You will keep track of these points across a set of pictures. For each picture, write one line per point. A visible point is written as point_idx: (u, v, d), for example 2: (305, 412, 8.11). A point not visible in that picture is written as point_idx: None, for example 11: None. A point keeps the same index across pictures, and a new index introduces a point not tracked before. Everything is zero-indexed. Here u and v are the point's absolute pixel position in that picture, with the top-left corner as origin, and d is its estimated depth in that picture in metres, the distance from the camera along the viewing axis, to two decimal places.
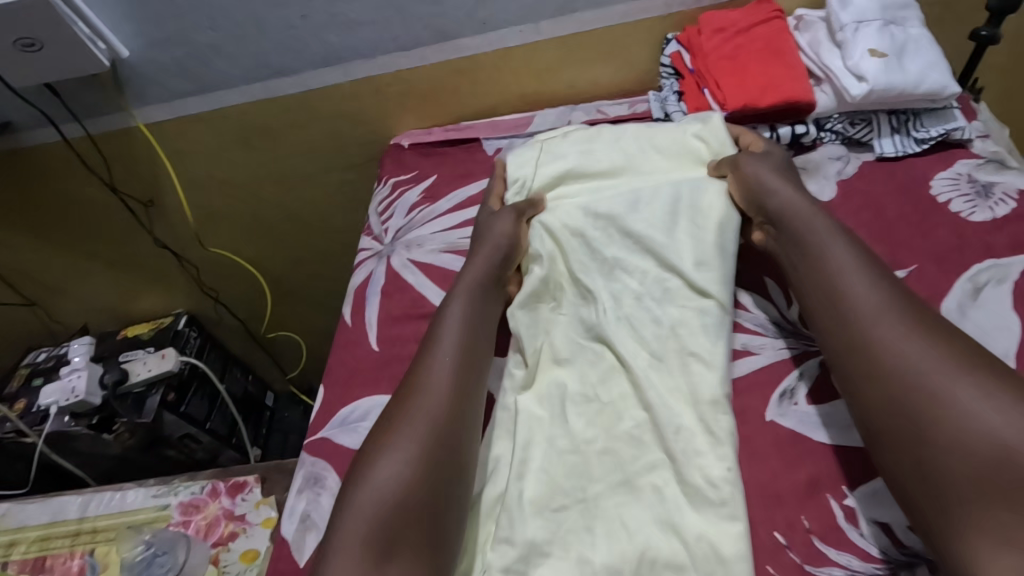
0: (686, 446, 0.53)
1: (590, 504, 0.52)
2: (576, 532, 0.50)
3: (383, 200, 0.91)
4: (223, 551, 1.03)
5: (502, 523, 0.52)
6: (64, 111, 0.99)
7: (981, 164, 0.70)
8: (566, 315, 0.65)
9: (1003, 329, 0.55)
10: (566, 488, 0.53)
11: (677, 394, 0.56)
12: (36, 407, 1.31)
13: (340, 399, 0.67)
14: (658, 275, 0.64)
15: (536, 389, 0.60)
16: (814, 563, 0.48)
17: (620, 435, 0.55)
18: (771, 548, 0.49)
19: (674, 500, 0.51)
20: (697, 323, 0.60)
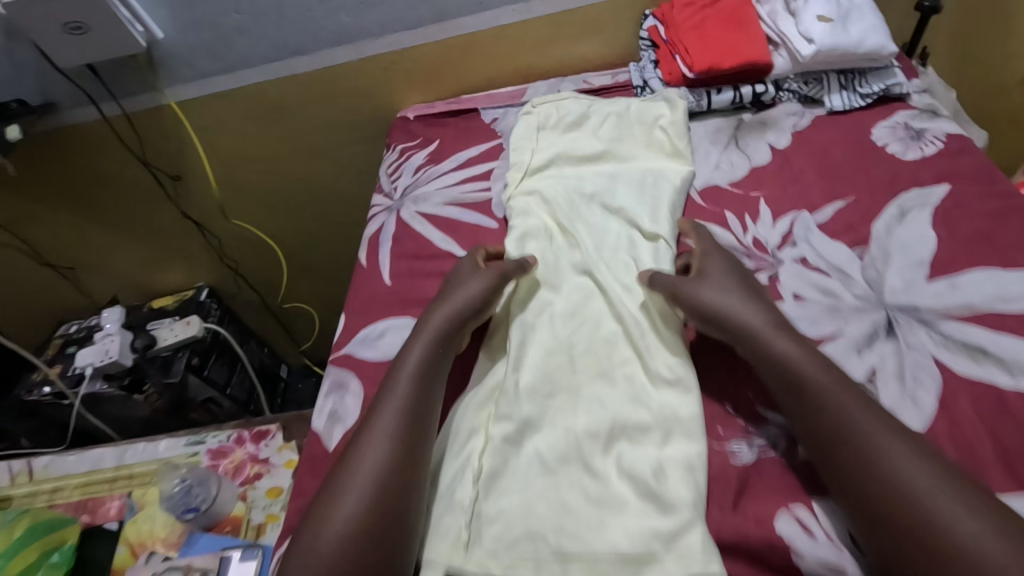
0: (648, 344, 0.64)
1: (576, 390, 0.62)
2: (563, 409, 0.60)
3: (392, 164, 1.01)
4: (250, 489, 1.14)
5: (502, 404, 0.61)
6: (102, 91, 1.10)
7: (916, 114, 0.80)
8: (555, 251, 0.75)
9: (923, 241, 0.65)
10: (555, 378, 0.63)
11: (641, 309, 0.68)
12: (73, 371, 1.41)
13: (359, 324, 0.77)
14: (625, 230, 0.77)
15: (529, 303, 0.70)
16: (756, 423, 0.58)
17: (600, 338, 0.66)
18: (722, 414, 0.59)
19: (642, 383, 0.61)
20: (651, 259, 0.73)
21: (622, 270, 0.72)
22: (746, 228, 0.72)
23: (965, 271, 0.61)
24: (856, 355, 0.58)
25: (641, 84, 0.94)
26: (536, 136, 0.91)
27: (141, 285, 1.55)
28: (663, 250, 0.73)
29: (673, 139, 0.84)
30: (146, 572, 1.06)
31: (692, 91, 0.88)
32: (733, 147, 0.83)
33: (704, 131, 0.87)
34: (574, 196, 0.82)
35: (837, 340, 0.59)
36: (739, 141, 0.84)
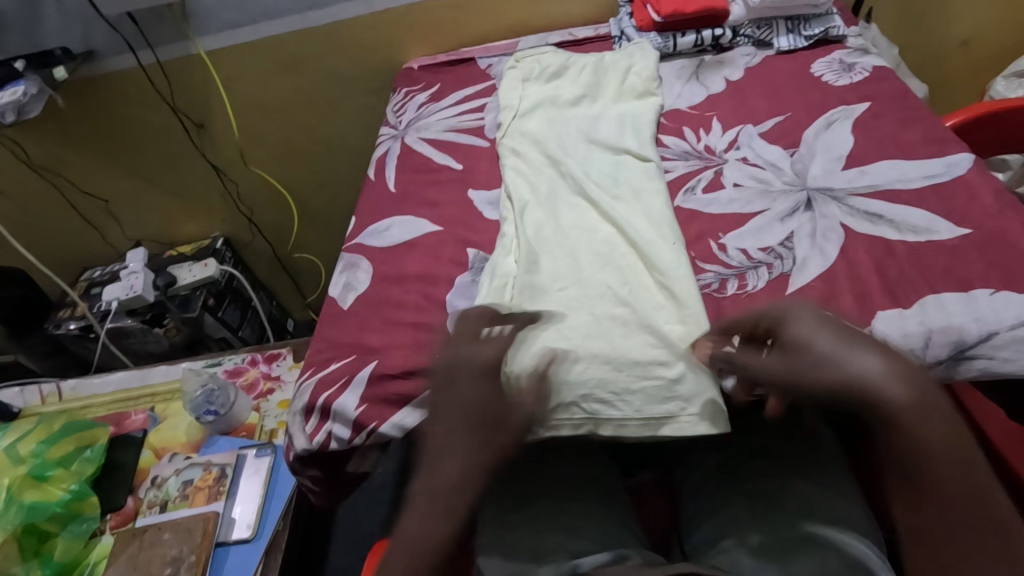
0: (647, 240, 0.70)
1: (585, 280, 0.68)
2: (577, 296, 0.67)
3: (398, 103, 1.14)
4: (264, 402, 1.26)
5: (517, 298, 0.67)
6: (141, 39, 1.23)
7: (850, 52, 0.93)
8: (551, 173, 0.82)
9: (842, 142, 0.78)
10: (563, 275, 0.69)
11: (637, 215, 0.73)
12: (99, 305, 1.53)
13: (368, 222, 0.89)
14: (613, 156, 0.83)
15: (526, 214, 0.77)
16: (704, 262, 0.68)
17: (598, 241, 0.72)
18: (707, 252, 0.69)
19: (634, 270, 0.68)
20: (644, 175, 0.79)
21: (608, 186, 0.78)
22: (698, 139, 0.85)
23: (872, 162, 0.74)
24: (780, 222, 0.70)
25: (619, 33, 1.07)
26: (521, 86, 0.98)
27: (160, 233, 1.66)
28: (653, 168, 0.79)
29: (644, 81, 0.94)
30: (169, 468, 1.17)
31: (661, 34, 1.01)
32: (694, 80, 0.96)
33: (671, 68, 0.99)
34: (560, 131, 0.89)
35: (764, 214, 0.72)
36: (699, 76, 0.96)
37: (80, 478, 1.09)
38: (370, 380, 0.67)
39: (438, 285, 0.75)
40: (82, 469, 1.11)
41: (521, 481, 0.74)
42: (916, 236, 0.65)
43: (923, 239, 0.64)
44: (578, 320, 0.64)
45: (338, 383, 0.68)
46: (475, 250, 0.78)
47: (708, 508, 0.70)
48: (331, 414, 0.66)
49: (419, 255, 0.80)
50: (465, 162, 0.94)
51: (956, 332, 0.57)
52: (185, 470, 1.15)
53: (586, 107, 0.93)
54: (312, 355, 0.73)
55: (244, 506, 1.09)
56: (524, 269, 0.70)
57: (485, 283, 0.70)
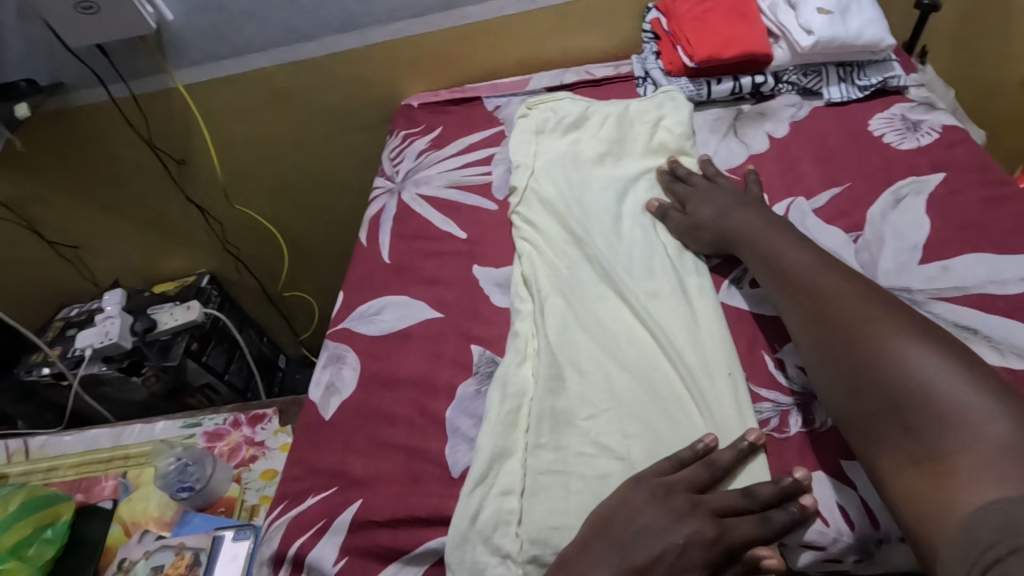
0: (694, 361, 0.58)
1: (618, 409, 0.56)
2: (608, 431, 0.55)
3: (395, 148, 1.02)
4: (245, 471, 1.15)
5: (536, 430, 0.56)
6: (112, 71, 1.11)
7: (913, 107, 0.81)
8: (573, 256, 0.71)
9: (916, 226, 0.66)
10: (592, 399, 0.57)
11: (679, 322, 0.62)
12: (73, 351, 1.42)
13: (357, 300, 0.78)
14: (647, 239, 0.71)
15: (543, 310, 0.66)
16: (760, 385, 0.57)
17: (632, 355, 0.60)
18: (765, 374, 0.58)
19: (681, 400, 0.56)
20: (683, 268, 0.67)
21: (642, 279, 0.67)
22: None
23: (957, 255, 0.62)
24: None
25: (644, 75, 0.95)
26: (534, 140, 0.86)
27: (142, 270, 1.55)
28: (695, 260, 0.68)
29: (678, 139, 0.82)
30: (139, 550, 1.05)
31: (693, 81, 0.89)
32: (732, 137, 0.84)
33: (704, 120, 0.87)
34: (582, 199, 0.77)
35: None
36: (738, 130, 0.84)
37: (35, 567, 0.98)
38: (352, 527, 0.55)
39: (436, 396, 0.63)
40: (39, 554, 1.00)
41: None
42: (1023, 361, 0.53)
43: None
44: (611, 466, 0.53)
45: (313, 527, 0.56)
46: (481, 348, 0.67)
47: None
48: (304, 569, 0.55)
49: (415, 351, 0.68)
50: (469, 229, 0.82)
51: None
52: (155, 554, 1.04)
53: (611, 168, 0.82)
54: (285, 484, 0.61)
55: None
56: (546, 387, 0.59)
57: (495, 403, 0.59)
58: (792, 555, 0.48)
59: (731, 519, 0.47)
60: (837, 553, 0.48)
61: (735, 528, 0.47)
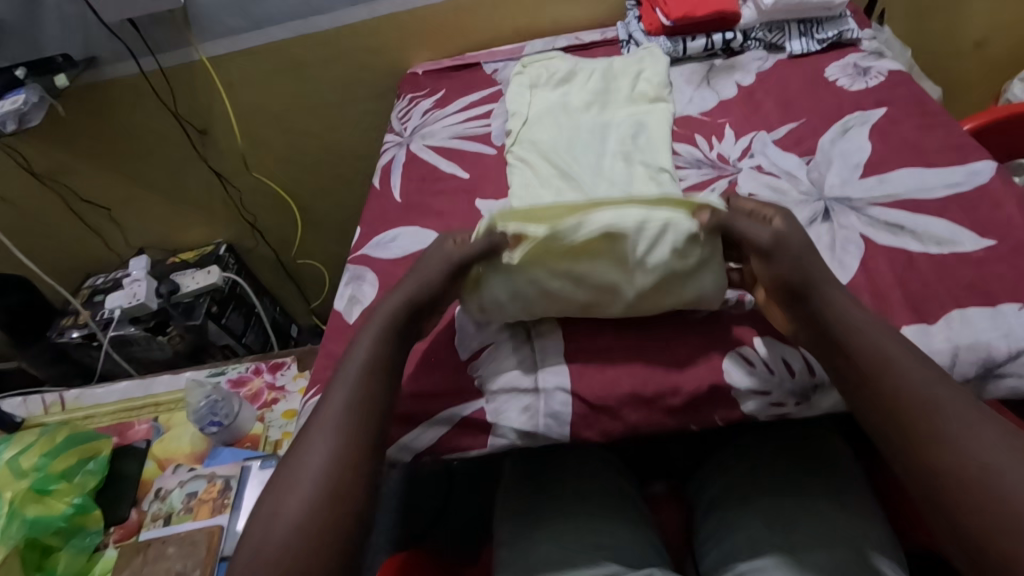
0: None
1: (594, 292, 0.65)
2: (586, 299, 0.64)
3: (402, 109, 1.12)
4: (268, 412, 1.25)
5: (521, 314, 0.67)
6: (142, 45, 1.22)
7: (865, 55, 0.91)
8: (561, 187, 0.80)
9: (859, 149, 0.76)
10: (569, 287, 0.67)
11: None
12: (102, 313, 1.53)
13: (373, 232, 0.88)
14: (626, 169, 0.81)
15: None
16: None
17: None
18: None
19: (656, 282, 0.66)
20: (657, 188, 0.77)
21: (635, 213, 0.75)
22: (711, 147, 0.83)
23: (893, 170, 0.72)
24: None
25: (627, 37, 1.05)
26: (529, 93, 0.97)
27: (163, 239, 1.66)
28: (669, 181, 0.77)
29: (655, 87, 0.92)
30: (173, 480, 1.15)
31: (670, 39, 0.99)
32: (705, 86, 0.94)
33: (681, 73, 0.97)
34: (570, 140, 0.87)
35: None
36: (710, 80, 0.94)
37: (82, 491, 1.08)
38: None
39: None
40: (84, 482, 1.10)
41: (537, 496, 0.72)
42: (940, 247, 0.63)
43: (946, 251, 0.62)
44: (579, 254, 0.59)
45: None
46: None
47: (727, 523, 0.68)
48: None
49: None
50: (471, 170, 0.92)
51: (984, 350, 0.56)
52: (190, 482, 1.13)
53: (597, 114, 0.91)
54: (317, 373, 0.72)
55: (249, 519, 1.08)
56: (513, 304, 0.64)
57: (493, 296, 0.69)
58: (744, 402, 0.58)
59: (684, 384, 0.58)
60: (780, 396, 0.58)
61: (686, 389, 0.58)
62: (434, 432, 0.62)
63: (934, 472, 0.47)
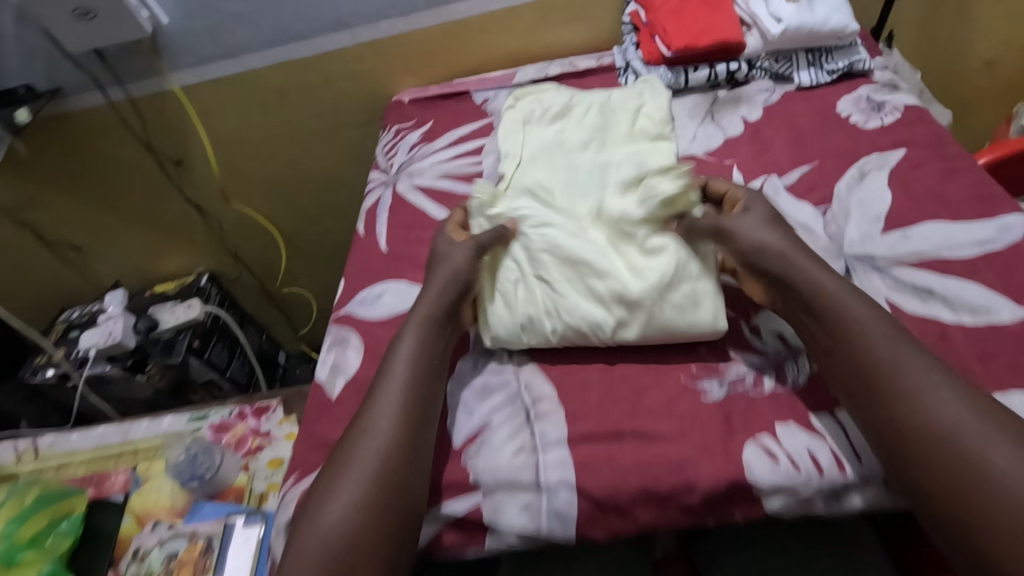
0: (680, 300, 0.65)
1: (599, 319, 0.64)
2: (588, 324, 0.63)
3: (388, 143, 1.06)
4: (253, 460, 1.18)
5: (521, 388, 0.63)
6: (109, 75, 1.14)
7: (878, 88, 0.86)
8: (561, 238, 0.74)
9: (879, 199, 0.70)
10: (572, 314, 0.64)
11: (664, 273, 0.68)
12: (77, 351, 1.45)
13: (358, 286, 0.82)
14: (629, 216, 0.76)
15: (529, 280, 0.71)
16: (742, 348, 0.61)
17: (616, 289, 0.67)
18: (741, 339, 0.62)
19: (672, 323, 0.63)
20: None
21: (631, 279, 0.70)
22: None
23: (916, 223, 0.67)
24: None
25: (624, 65, 1.00)
26: (522, 131, 0.90)
27: (140, 269, 1.58)
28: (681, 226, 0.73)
29: (657, 124, 0.86)
30: (151, 539, 1.09)
31: (671, 69, 0.93)
32: (709, 121, 0.88)
33: (683, 106, 0.92)
34: (568, 183, 0.80)
35: None
36: (714, 115, 0.89)
37: (54, 556, 1.02)
38: None
39: None
40: (56, 544, 1.04)
41: None
42: (973, 317, 0.58)
43: (980, 322, 0.57)
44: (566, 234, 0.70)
45: None
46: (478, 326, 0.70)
47: None
48: None
49: None
50: None
51: None
52: (170, 542, 1.07)
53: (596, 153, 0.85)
54: (297, 457, 0.66)
55: None
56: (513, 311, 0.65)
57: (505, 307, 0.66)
58: (766, 500, 0.53)
59: (699, 481, 0.53)
60: (807, 494, 0.52)
61: (703, 487, 0.53)
62: (426, 531, 0.57)
63: (925, 456, 0.47)
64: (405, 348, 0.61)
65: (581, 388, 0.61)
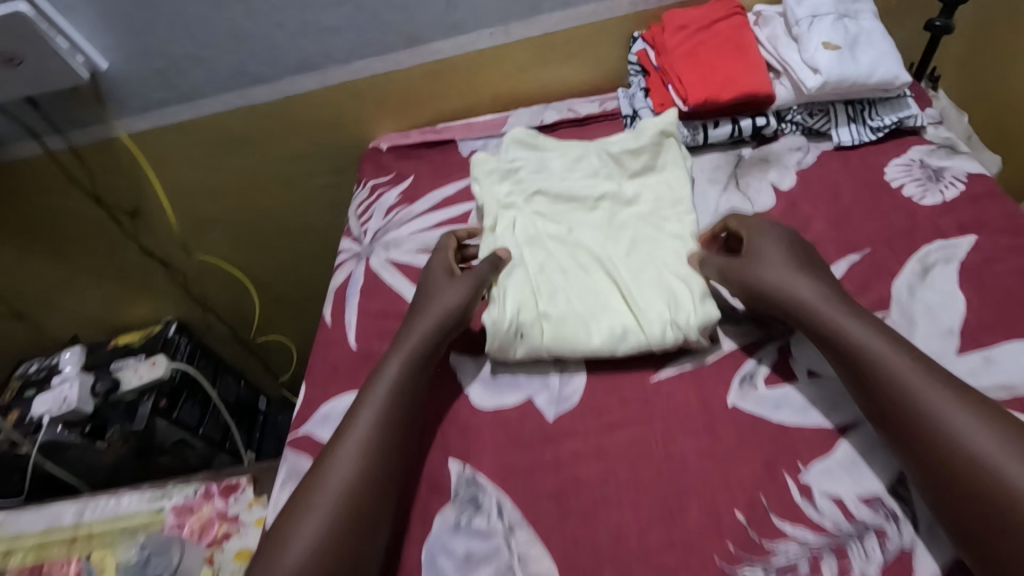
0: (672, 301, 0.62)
1: (590, 315, 0.63)
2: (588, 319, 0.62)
3: (362, 202, 0.93)
4: (218, 551, 1.06)
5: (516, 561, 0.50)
6: (46, 124, 1.01)
7: (933, 149, 0.73)
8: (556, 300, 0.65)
9: (948, 306, 0.58)
10: (568, 307, 0.63)
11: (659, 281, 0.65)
12: (29, 417, 1.30)
13: (321, 395, 0.69)
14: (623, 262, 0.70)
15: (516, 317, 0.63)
16: (792, 517, 0.48)
17: (610, 291, 0.65)
18: (789, 504, 0.49)
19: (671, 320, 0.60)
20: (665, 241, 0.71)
21: (652, 383, 0.59)
22: None
23: (999, 342, 0.54)
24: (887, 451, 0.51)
25: (632, 114, 0.87)
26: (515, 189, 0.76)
27: (101, 319, 1.45)
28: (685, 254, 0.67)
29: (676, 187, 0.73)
30: None
31: (687, 124, 0.80)
32: (733, 188, 0.76)
33: (702, 168, 0.79)
34: (566, 263, 0.68)
35: (859, 432, 0.52)
36: (739, 181, 0.76)
37: None
38: None
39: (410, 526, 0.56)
40: None
41: None
42: None
43: None
44: (559, 168, 0.76)
45: None
46: (460, 464, 0.57)
47: None
48: None
49: None
50: None
51: None
52: None
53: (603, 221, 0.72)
54: None
55: None
56: (506, 266, 0.67)
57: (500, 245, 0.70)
58: None
59: None
60: None
61: None
62: None
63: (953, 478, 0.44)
64: (400, 359, 0.60)
65: (588, 569, 0.49)
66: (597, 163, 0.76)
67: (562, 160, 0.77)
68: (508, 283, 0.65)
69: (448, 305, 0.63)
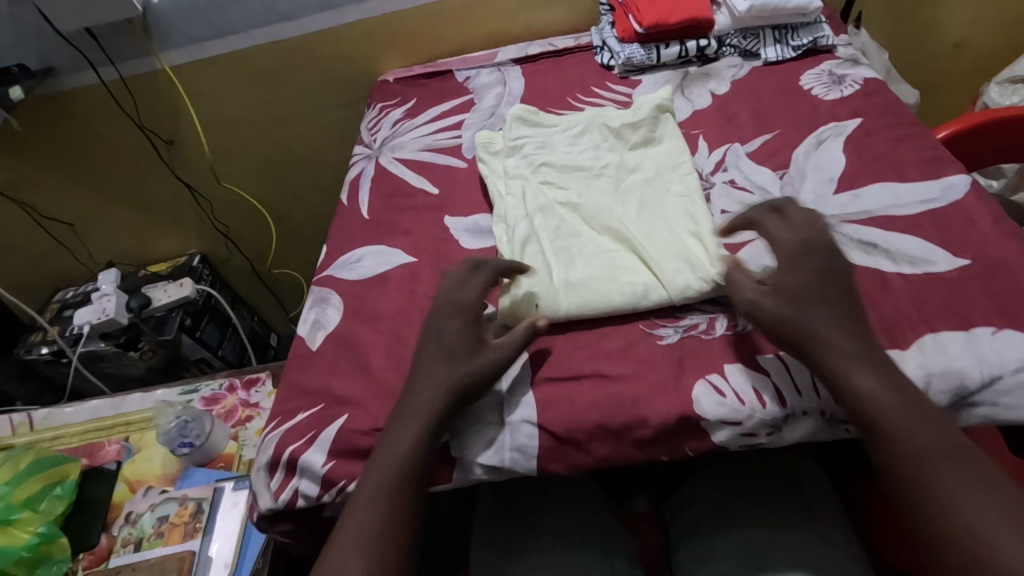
0: (690, 255, 0.66)
1: (605, 274, 0.66)
2: (605, 277, 0.66)
3: (372, 120, 1.09)
4: (242, 430, 1.22)
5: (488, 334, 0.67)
6: (101, 55, 1.17)
7: (840, 63, 0.90)
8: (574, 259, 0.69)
9: (832, 162, 0.74)
10: (585, 266, 0.67)
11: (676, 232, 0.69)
12: (71, 329, 1.46)
13: (340, 251, 0.85)
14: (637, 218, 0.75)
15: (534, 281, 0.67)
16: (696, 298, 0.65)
17: (625, 246, 0.69)
18: None
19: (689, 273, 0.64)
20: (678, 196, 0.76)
21: None
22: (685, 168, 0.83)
23: (866, 184, 0.71)
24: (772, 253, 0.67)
25: (601, 44, 1.03)
26: (518, 159, 0.83)
27: (133, 251, 1.61)
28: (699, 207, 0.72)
29: (674, 154, 0.78)
30: (143, 503, 1.12)
31: (644, 46, 0.97)
32: (679, 95, 0.92)
33: (655, 81, 0.95)
34: (575, 224, 0.73)
35: (754, 242, 0.69)
36: (684, 89, 0.92)
37: (48, 519, 1.04)
38: (336, 439, 0.64)
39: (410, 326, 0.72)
40: (50, 508, 1.06)
41: (518, 533, 0.72)
42: (912, 267, 0.62)
43: (919, 271, 0.61)
44: (561, 143, 0.83)
45: (305, 436, 0.65)
46: None
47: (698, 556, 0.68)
48: (297, 471, 0.64)
49: (392, 290, 0.76)
50: (441, 186, 0.89)
51: (957, 378, 0.55)
52: (161, 505, 1.11)
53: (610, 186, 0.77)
54: (279, 404, 0.69)
55: (221, 544, 1.04)
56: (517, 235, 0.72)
57: (512, 213, 0.76)
58: (715, 432, 0.57)
59: (653, 416, 0.57)
60: (751, 427, 0.57)
61: (655, 421, 0.57)
62: None
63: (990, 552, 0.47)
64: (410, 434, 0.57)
65: (545, 337, 0.65)
66: (599, 136, 0.83)
67: (564, 136, 0.84)
68: (523, 252, 0.70)
69: (445, 386, 0.57)
